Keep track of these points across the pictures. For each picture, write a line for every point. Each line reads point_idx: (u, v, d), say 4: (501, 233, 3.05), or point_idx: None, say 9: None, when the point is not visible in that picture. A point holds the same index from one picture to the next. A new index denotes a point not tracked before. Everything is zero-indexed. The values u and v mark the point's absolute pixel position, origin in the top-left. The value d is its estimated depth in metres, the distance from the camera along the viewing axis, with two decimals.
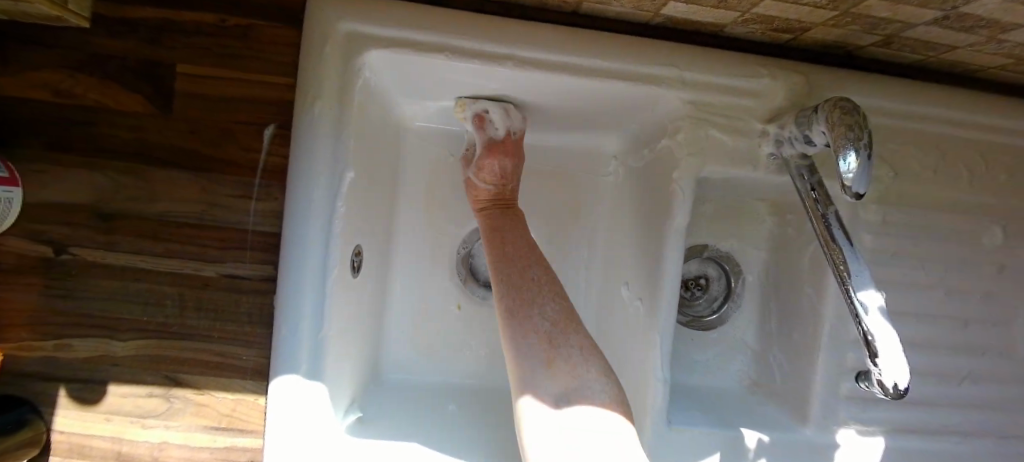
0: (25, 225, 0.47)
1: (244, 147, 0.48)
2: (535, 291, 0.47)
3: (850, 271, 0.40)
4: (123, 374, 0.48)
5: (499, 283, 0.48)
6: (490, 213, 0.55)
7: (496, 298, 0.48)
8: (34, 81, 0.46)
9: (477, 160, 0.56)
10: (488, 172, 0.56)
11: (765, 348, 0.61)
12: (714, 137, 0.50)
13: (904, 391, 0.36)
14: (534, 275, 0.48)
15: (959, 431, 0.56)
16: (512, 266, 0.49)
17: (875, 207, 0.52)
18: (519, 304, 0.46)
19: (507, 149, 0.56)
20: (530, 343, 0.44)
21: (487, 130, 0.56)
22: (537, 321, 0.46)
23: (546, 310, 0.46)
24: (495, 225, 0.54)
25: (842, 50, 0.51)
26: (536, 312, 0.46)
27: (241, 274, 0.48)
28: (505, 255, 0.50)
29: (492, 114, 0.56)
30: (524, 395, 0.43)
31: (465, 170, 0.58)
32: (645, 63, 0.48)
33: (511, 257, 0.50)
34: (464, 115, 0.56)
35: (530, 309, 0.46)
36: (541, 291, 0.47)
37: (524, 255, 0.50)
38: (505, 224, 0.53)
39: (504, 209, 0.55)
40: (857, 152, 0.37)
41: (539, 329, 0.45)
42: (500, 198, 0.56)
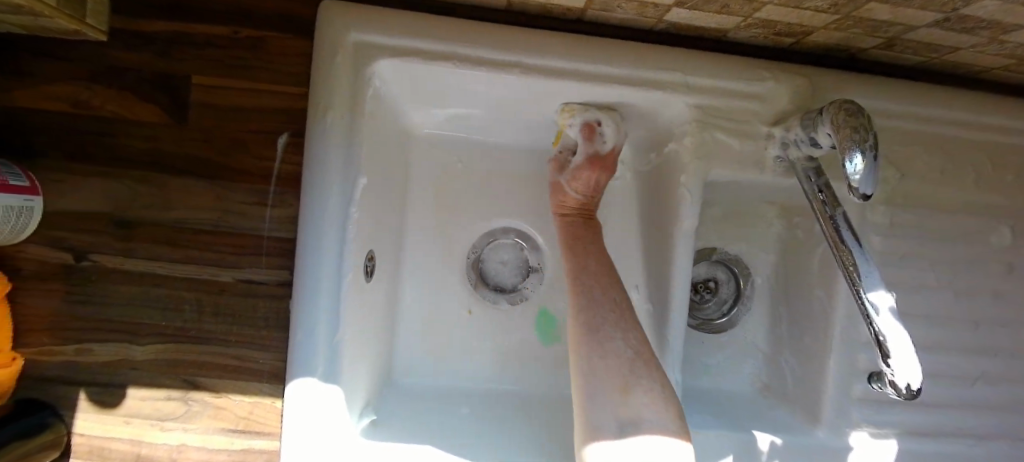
0: (46, 232, 0.48)
1: (257, 156, 0.49)
2: (616, 316, 0.49)
3: (859, 272, 0.40)
4: (142, 377, 0.49)
5: (580, 300, 0.50)
6: (573, 221, 0.56)
7: (576, 312, 0.50)
8: (54, 94, 0.48)
9: (574, 169, 0.55)
10: (582, 183, 0.55)
11: (777, 351, 0.61)
12: (721, 141, 0.51)
13: (918, 391, 0.36)
14: (615, 298, 0.50)
15: (972, 432, 0.56)
16: (595, 283, 0.51)
17: (882, 208, 0.52)
18: (601, 326, 0.48)
19: (604, 166, 0.55)
20: (607, 367, 0.46)
21: (594, 143, 0.54)
22: (616, 345, 0.47)
23: (624, 336, 0.48)
24: (578, 236, 0.54)
25: (845, 53, 0.51)
26: (617, 336, 0.48)
27: (257, 279, 0.49)
28: (589, 270, 0.52)
29: (604, 127, 0.53)
30: (595, 418, 0.45)
31: (556, 174, 0.57)
32: (650, 68, 0.49)
33: (595, 275, 0.51)
34: (570, 121, 0.54)
35: (607, 333, 0.48)
36: (621, 317, 0.49)
37: (606, 273, 0.51)
38: (589, 236, 0.54)
39: (588, 220, 0.56)
40: (863, 153, 0.37)
41: (618, 355, 0.47)
42: (585, 209, 0.56)
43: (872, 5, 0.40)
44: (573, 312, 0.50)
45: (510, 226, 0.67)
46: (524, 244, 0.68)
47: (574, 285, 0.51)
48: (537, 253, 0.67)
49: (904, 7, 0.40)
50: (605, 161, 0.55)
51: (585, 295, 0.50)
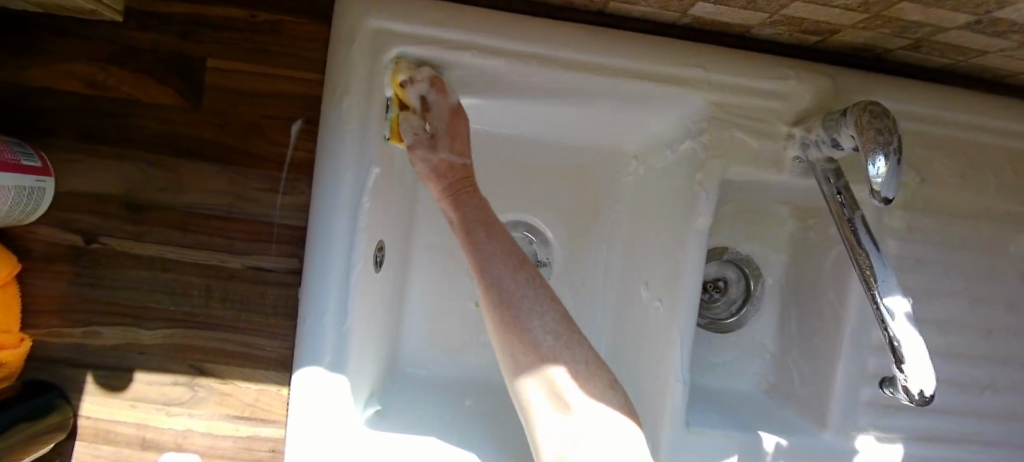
0: (57, 213, 0.47)
1: (271, 142, 0.48)
2: (529, 301, 0.45)
3: (876, 276, 0.39)
4: (150, 362, 0.49)
5: (490, 292, 0.45)
6: (469, 190, 0.50)
7: (490, 308, 0.45)
8: (68, 73, 0.47)
9: (442, 132, 0.49)
10: (460, 143, 0.50)
11: (785, 353, 0.61)
12: (740, 139, 0.50)
13: (930, 397, 0.36)
14: (527, 279, 0.45)
15: (980, 441, 0.56)
16: (502, 268, 0.46)
17: (899, 213, 0.52)
18: (512, 315, 0.44)
19: (455, 116, 0.49)
20: (529, 362, 0.43)
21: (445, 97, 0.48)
22: (537, 335, 0.43)
23: (545, 318, 0.44)
24: (478, 210, 0.49)
25: (871, 53, 0.50)
26: (535, 324, 0.44)
27: (267, 267, 0.49)
28: (491, 251, 0.46)
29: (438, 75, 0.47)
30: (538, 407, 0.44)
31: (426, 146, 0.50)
32: (671, 63, 0.48)
33: (498, 255, 0.46)
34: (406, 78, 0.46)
35: (528, 324, 0.44)
36: (535, 301, 0.45)
37: (511, 251, 0.47)
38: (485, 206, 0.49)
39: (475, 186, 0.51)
40: (887, 157, 0.37)
41: (540, 344, 0.43)
42: (467, 173, 0.51)
43: (904, 6, 0.39)
44: (489, 309, 0.45)
45: (520, 220, 0.66)
46: (533, 238, 0.67)
47: (480, 278, 0.46)
48: (546, 247, 0.67)
49: (937, 9, 0.39)
50: (453, 113, 0.49)
51: (495, 285, 0.45)
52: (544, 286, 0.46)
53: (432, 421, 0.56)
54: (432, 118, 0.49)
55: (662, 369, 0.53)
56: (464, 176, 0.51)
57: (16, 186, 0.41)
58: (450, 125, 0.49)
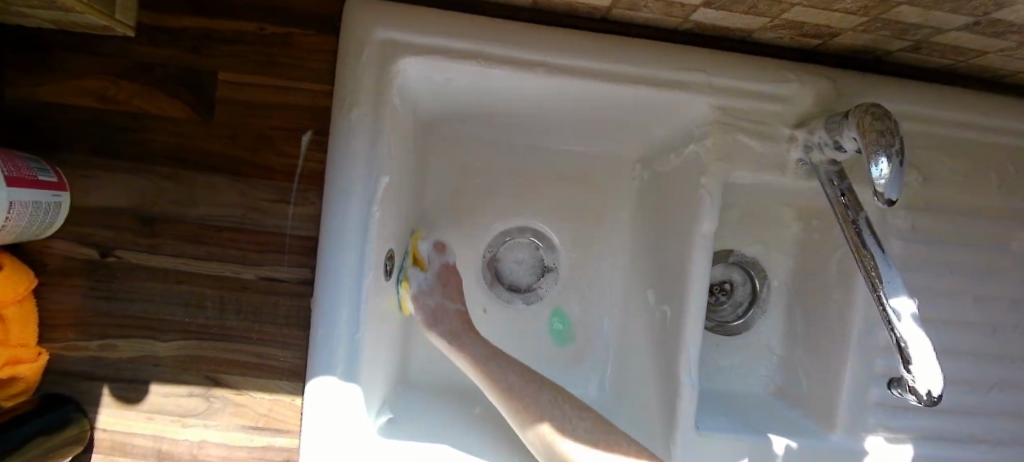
0: (72, 228, 0.48)
1: (281, 153, 0.49)
2: (557, 412, 0.50)
3: (881, 278, 0.40)
4: (165, 374, 0.49)
5: (510, 405, 0.50)
6: (473, 335, 0.56)
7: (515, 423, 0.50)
8: (82, 89, 0.48)
9: (438, 287, 0.57)
10: (454, 289, 0.58)
11: (792, 355, 0.61)
12: (744, 142, 0.50)
13: (939, 398, 0.36)
14: (547, 395, 0.52)
15: (990, 440, 0.56)
16: (518, 381, 0.52)
17: (903, 213, 0.52)
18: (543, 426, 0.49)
19: (450, 282, 0.58)
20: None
21: (445, 257, 0.59)
22: (573, 436, 0.49)
23: (559, 407, 0.51)
24: (486, 345, 0.55)
25: (870, 55, 0.51)
26: (566, 427, 0.49)
27: (278, 277, 0.49)
28: (501, 369, 0.53)
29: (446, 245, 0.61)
30: None
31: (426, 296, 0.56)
32: (674, 69, 0.48)
33: (510, 370, 0.53)
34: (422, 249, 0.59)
35: (529, 396, 0.51)
36: (563, 411, 0.51)
37: (521, 369, 0.53)
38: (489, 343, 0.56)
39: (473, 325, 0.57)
40: (889, 158, 0.37)
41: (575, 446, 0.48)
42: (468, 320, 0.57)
43: (902, 8, 0.40)
44: (513, 420, 0.50)
45: (526, 226, 0.67)
46: (540, 244, 0.68)
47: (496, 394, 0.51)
48: (553, 253, 0.68)
49: (936, 11, 0.40)
50: (446, 271, 0.59)
51: (512, 400, 0.50)
52: (565, 397, 0.53)
53: (443, 428, 0.56)
54: (433, 291, 0.57)
55: (670, 372, 0.53)
56: (464, 322, 0.56)
57: (34, 202, 0.42)
58: (445, 282, 0.58)
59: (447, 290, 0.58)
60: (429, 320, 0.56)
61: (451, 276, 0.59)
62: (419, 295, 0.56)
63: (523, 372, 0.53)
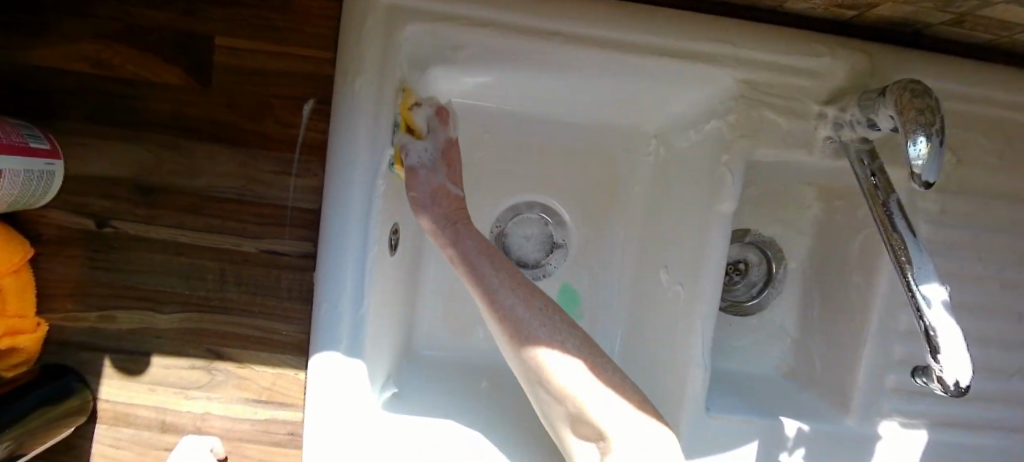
0: (69, 198, 0.47)
1: (282, 123, 0.47)
2: (549, 329, 0.46)
3: (912, 263, 0.38)
4: (165, 346, 0.48)
5: (499, 317, 0.46)
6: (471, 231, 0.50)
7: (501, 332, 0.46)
8: (75, 55, 0.45)
9: (438, 169, 0.50)
10: (456, 172, 0.51)
11: (806, 338, 0.60)
12: (768, 120, 0.48)
13: (966, 389, 0.34)
14: (540, 305, 0.47)
15: (1005, 427, 0.55)
16: (508, 296, 0.46)
17: (933, 196, 0.50)
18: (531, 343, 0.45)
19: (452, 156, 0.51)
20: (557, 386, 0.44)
21: (447, 132, 0.50)
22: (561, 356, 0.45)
23: (550, 322, 0.46)
24: (482, 247, 0.49)
25: (909, 28, 0.47)
26: (558, 346, 0.45)
27: (280, 251, 0.48)
28: (493, 281, 0.47)
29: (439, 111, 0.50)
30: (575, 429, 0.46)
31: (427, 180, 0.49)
32: (699, 40, 0.45)
33: (503, 280, 0.47)
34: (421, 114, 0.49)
35: (518, 311, 0.46)
36: (555, 325, 0.46)
37: (518, 283, 0.48)
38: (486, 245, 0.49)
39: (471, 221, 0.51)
40: (929, 137, 0.35)
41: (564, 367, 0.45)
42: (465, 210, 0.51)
43: None
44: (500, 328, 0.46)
45: (536, 201, 0.65)
46: (549, 219, 0.66)
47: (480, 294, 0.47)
48: (562, 229, 0.66)
49: None
50: (451, 148, 0.51)
51: (503, 313, 0.46)
52: (557, 311, 0.47)
53: (451, 405, 0.56)
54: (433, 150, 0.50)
55: (680, 353, 0.52)
56: (460, 209, 0.50)
57: (24, 169, 0.41)
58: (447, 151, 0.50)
59: (449, 174, 0.50)
60: (422, 201, 0.49)
61: (453, 156, 0.51)
62: (417, 165, 0.49)
63: (520, 285, 0.47)
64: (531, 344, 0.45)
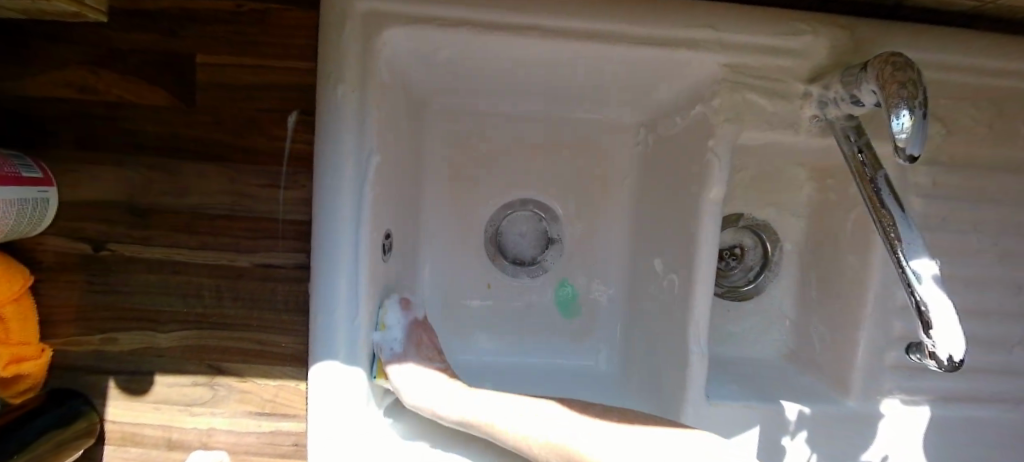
0: (64, 223, 0.47)
1: (268, 136, 0.47)
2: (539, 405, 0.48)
3: (901, 238, 0.38)
4: (167, 364, 0.49)
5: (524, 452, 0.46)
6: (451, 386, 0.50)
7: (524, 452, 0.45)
8: (60, 80, 0.46)
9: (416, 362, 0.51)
10: (427, 349, 0.54)
11: (806, 319, 0.60)
12: (753, 102, 0.48)
13: (960, 362, 0.34)
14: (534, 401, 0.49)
15: (1011, 399, 0.54)
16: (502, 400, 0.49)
17: (924, 169, 0.50)
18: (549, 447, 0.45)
19: (423, 345, 0.54)
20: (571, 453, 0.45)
21: (412, 312, 0.54)
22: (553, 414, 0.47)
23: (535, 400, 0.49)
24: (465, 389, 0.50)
25: (891, 0, 0.47)
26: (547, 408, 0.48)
27: (273, 263, 0.48)
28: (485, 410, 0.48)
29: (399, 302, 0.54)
30: None
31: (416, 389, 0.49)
32: (678, 26, 0.45)
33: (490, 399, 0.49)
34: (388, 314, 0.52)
35: (512, 411, 0.47)
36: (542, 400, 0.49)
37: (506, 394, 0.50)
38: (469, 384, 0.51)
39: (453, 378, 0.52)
40: (912, 111, 0.35)
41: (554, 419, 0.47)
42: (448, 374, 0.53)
43: None
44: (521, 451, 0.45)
45: (528, 198, 0.65)
46: (543, 216, 0.66)
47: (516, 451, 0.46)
48: (557, 225, 0.66)
49: None
50: (419, 329, 0.54)
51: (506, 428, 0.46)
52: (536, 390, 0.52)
53: None
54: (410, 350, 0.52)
55: (678, 342, 0.52)
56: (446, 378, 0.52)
57: (19, 199, 0.41)
58: (415, 328, 0.54)
59: (420, 351, 0.53)
60: (407, 380, 0.50)
61: (422, 329, 0.55)
62: (391, 358, 0.50)
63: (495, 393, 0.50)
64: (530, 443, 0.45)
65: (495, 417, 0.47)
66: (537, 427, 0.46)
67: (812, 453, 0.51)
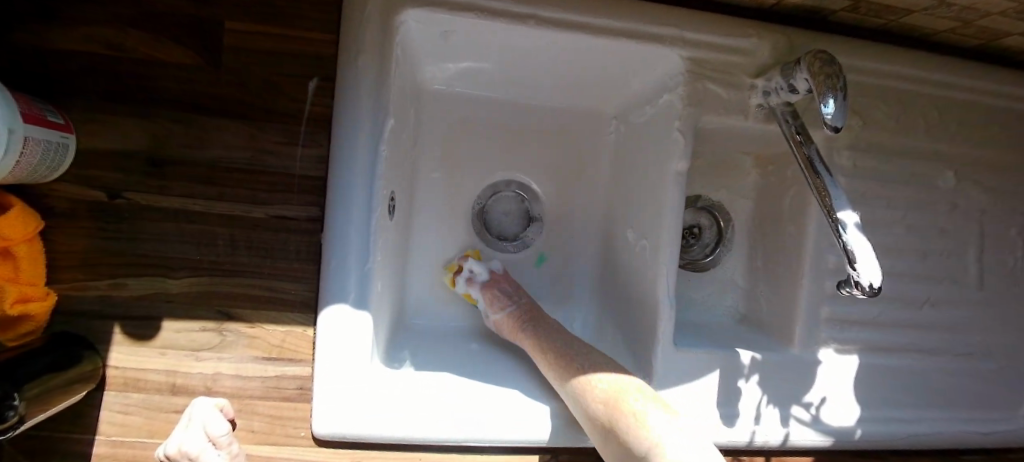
0: (79, 172, 0.49)
1: (289, 98, 0.52)
2: (580, 357, 0.54)
3: (831, 197, 0.47)
4: (178, 310, 0.51)
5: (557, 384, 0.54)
6: (545, 334, 0.59)
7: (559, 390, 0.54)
8: (86, 36, 0.49)
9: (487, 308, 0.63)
10: (499, 309, 0.62)
11: (754, 285, 0.69)
12: (711, 90, 0.56)
13: (878, 288, 0.43)
14: (576, 359, 0.54)
15: (920, 350, 0.65)
16: (560, 363, 0.55)
17: (847, 153, 0.60)
18: (572, 374, 0.53)
19: (507, 281, 0.65)
20: (580, 387, 0.51)
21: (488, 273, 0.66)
22: (585, 366, 0.53)
23: (582, 353, 0.55)
24: (543, 341, 0.58)
25: (819, 15, 0.58)
26: (587, 365, 0.53)
27: (290, 215, 0.52)
28: (558, 361, 0.55)
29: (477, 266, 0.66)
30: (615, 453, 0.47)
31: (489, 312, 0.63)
32: (651, 24, 0.54)
33: (560, 355, 0.55)
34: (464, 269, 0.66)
35: (573, 360, 0.54)
36: (583, 356, 0.55)
37: (567, 350, 0.56)
38: (544, 333, 0.59)
39: (533, 320, 0.61)
40: (835, 97, 0.43)
41: (583, 368, 0.53)
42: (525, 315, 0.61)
43: None
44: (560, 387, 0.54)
45: (512, 179, 0.72)
46: (525, 196, 0.73)
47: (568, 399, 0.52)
48: (537, 204, 0.73)
49: None
50: (495, 294, 0.63)
51: (566, 366, 0.54)
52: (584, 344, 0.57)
53: (444, 361, 0.62)
54: (513, 298, 0.63)
55: (650, 298, 0.59)
56: (529, 310, 0.62)
57: (45, 141, 0.44)
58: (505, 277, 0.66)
59: (505, 287, 0.64)
60: (495, 297, 0.63)
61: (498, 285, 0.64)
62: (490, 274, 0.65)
63: (572, 345, 0.57)
64: (579, 375, 0.52)
65: (614, 394, 0.49)
66: (625, 408, 0.47)
67: (763, 395, 0.59)
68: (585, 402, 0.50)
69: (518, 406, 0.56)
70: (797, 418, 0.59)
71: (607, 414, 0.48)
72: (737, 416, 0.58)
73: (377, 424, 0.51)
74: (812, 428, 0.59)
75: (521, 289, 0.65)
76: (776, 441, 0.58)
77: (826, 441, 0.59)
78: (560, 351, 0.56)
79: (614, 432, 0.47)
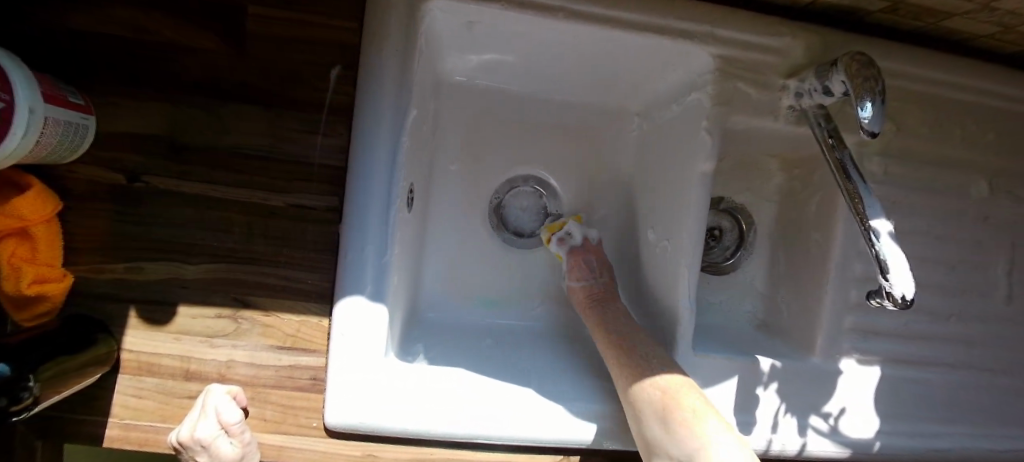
0: (99, 154, 0.49)
1: (310, 86, 0.51)
2: (645, 349, 0.53)
3: (864, 205, 0.45)
4: (193, 295, 0.51)
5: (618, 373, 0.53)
6: (619, 318, 0.58)
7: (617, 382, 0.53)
8: (107, 16, 0.48)
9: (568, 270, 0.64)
10: (580, 274, 0.63)
11: (775, 291, 0.68)
12: (741, 90, 0.55)
13: (910, 300, 0.42)
14: (643, 351, 0.53)
15: (943, 363, 0.63)
16: (624, 349, 0.54)
17: (878, 160, 0.58)
18: (632, 368, 0.51)
19: (597, 254, 0.65)
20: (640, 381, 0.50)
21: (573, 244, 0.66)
22: (647, 360, 0.51)
23: (644, 346, 0.53)
24: (613, 323, 0.58)
25: (854, 16, 0.56)
26: (649, 359, 0.51)
27: (309, 204, 0.51)
28: (623, 348, 0.54)
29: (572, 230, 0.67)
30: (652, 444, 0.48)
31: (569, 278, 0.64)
32: (682, 20, 0.52)
33: (626, 342, 0.54)
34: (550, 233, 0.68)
35: (638, 350, 0.53)
36: (646, 348, 0.53)
37: (634, 340, 0.54)
38: (620, 316, 0.58)
39: (610, 301, 0.61)
40: (873, 101, 0.41)
41: (643, 362, 0.51)
42: (602, 292, 0.62)
43: None
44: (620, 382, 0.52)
45: (531, 175, 0.71)
46: (543, 192, 0.72)
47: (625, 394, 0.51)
48: (555, 201, 0.72)
49: None
50: (580, 263, 0.64)
51: (628, 358, 0.53)
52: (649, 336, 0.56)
53: (457, 356, 0.61)
54: (596, 273, 0.63)
55: (670, 300, 0.58)
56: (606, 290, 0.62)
57: (64, 121, 0.43)
58: (592, 248, 0.66)
59: (594, 260, 0.64)
60: (580, 268, 0.63)
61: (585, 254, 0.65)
62: (571, 247, 0.66)
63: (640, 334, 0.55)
64: (642, 368, 0.51)
65: (674, 391, 0.48)
66: (681, 405, 0.47)
67: (781, 403, 0.57)
68: (640, 390, 0.50)
69: (534, 405, 0.55)
70: (815, 428, 0.58)
71: (660, 407, 0.47)
72: (756, 424, 0.57)
73: (392, 418, 0.50)
74: (831, 440, 0.58)
75: (607, 267, 0.65)
76: (793, 450, 0.58)
77: (843, 452, 0.58)
78: (626, 337, 0.55)
79: (669, 430, 0.47)
